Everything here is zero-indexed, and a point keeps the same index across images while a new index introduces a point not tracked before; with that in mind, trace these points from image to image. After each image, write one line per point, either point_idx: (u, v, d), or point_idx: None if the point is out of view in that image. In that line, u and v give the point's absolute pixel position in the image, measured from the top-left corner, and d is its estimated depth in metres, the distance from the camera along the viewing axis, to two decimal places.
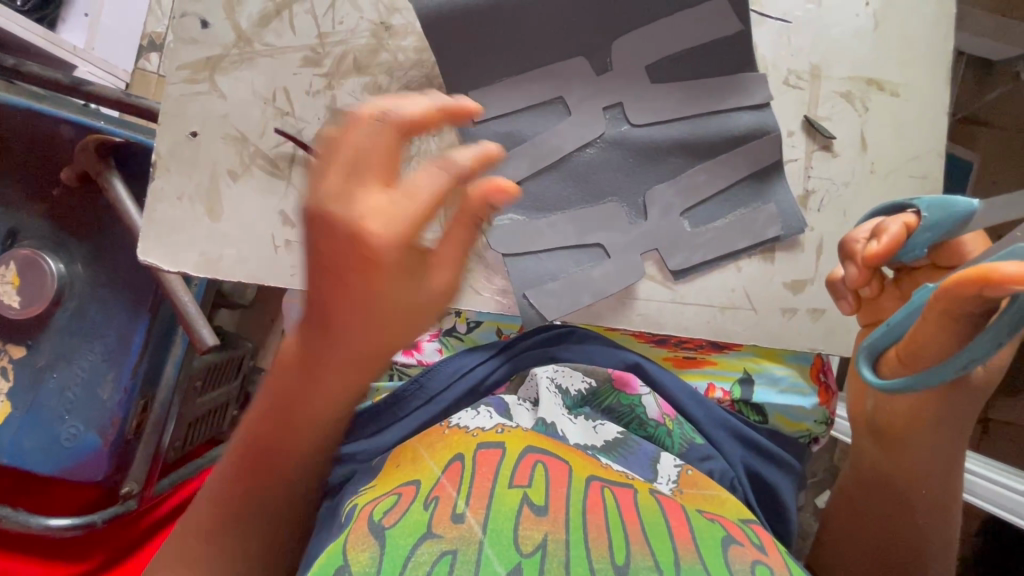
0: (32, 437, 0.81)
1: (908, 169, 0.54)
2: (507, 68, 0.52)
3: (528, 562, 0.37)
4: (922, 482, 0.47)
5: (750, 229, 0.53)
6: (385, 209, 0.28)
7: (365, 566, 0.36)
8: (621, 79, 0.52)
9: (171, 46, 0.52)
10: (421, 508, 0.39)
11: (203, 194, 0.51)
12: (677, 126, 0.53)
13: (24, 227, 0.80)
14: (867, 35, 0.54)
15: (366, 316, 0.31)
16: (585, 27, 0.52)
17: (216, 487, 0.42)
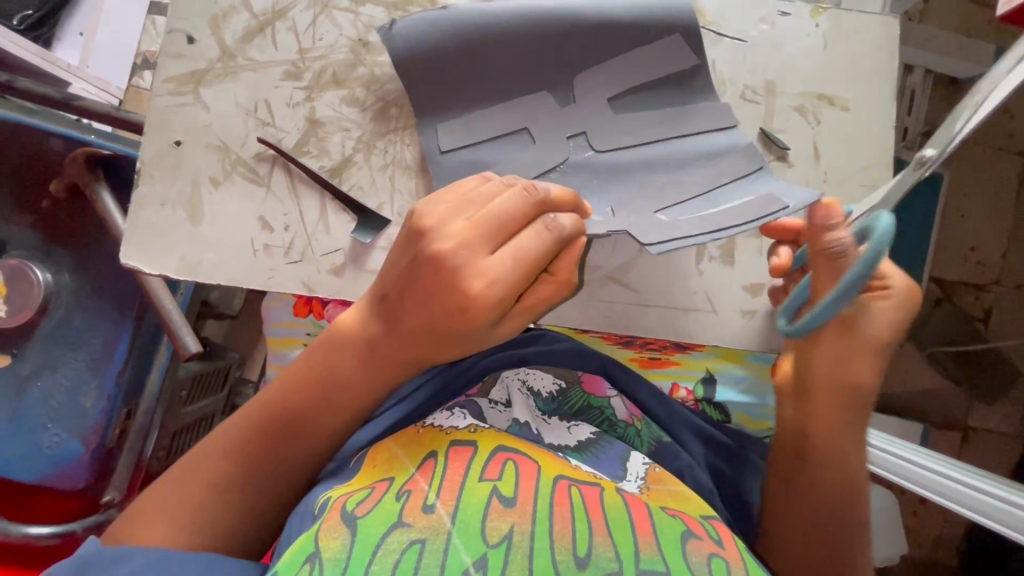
0: (13, 447, 0.81)
1: (858, 179, 0.57)
2: (479, 81, 0.55)
3: (493, 553, 0.37)
4: (838, 437, 0.50)
5: (739, 212, 0.48)
6: (498, 272, 0.40)
7: (336, 552, 0.37)
8: (589, 90, 0.55)
9: (158, 60, 0.55)
10: (393, 499, 0.40)
11: (185, 201, 0.53)
12: (641, 147, 0.54)
13: (12, 237, 0.82)
14: (817, 54, 0.58)
15: (441, 337, 0.43)
16: (555, 43, 0.54)
17: (220, 465, 0.48)
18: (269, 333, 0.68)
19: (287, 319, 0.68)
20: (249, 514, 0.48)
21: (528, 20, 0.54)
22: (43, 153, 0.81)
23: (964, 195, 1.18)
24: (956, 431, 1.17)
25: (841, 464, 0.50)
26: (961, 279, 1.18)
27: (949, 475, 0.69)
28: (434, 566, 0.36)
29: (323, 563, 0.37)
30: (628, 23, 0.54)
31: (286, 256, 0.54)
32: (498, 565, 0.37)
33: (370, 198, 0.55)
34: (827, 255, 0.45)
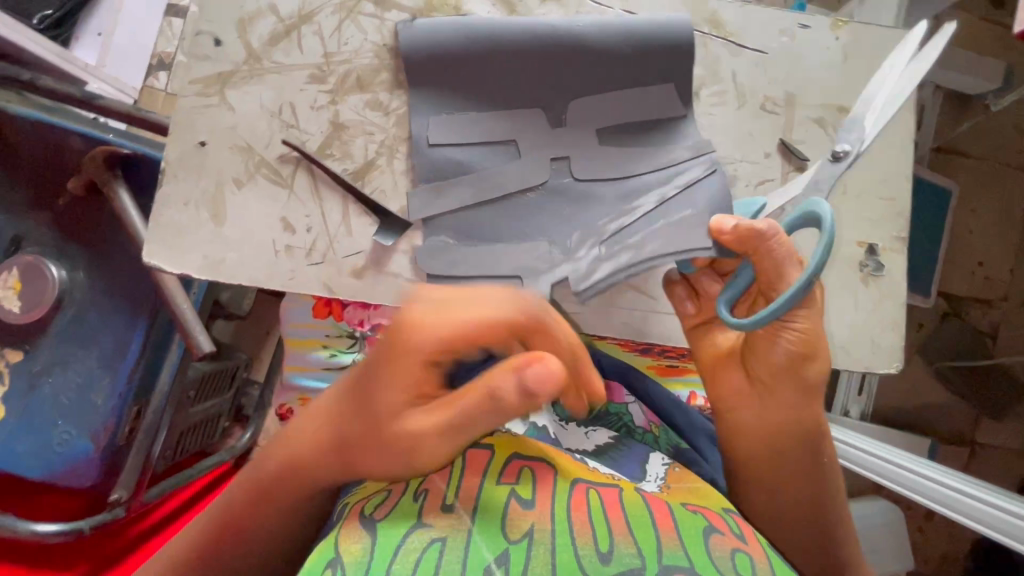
0: (23, 442, 0.81)
1: (877, 191, 0.57)
2: (500, 88, 0.55)
3: (515, 548, 0.37)
4: (794, 422, 0.46)
5: (674, 239, 0.50)
6: (433, 316, 0.31)
7: (358, 556, 0.37)
8: (610, 98, 0.55)
9: (184, 62, 0.55)
10: (412, 501, 0.40)
11: (209, 201, 0.54)
12: (617, 173, 0.54)
13: (29, 233, 0.82)
14: (836, 68, 0.58)
15: (368, 399, 0.34)
16: (576, 53, 0.54)
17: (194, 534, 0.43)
18: (290, 334, 0.71)
19: (306, 321, 0.71)
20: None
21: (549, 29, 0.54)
22: (62, 151, 0.82)
23: (973, 211, 1.18)
24: (963, 447, 1.16)
25: (808, 443, 0.47)
26: (970, 294, 1.18)
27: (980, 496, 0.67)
28: (456, 563, 0.36)
29: (343, 568, 0.37)
30: (653, 33, 0.54)
31: (309, 257, 0.54)
32: (520, 560, 0.36)
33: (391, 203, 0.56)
34: (764, 236, 0.43)
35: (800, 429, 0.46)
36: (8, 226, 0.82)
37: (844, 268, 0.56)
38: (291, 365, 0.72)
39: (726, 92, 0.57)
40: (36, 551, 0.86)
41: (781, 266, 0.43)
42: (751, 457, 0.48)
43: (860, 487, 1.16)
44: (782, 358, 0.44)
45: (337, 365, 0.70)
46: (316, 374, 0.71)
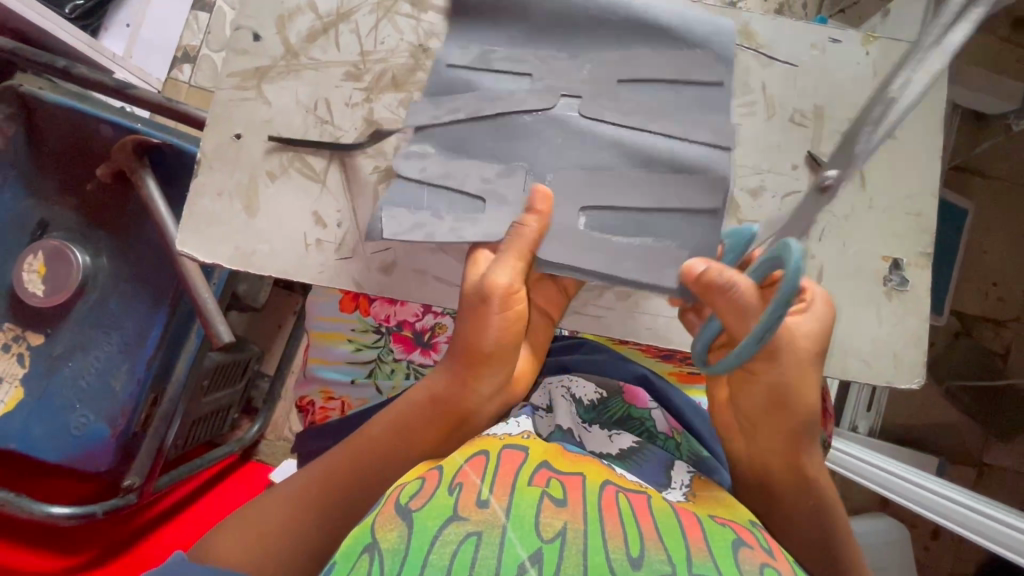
0: (41, 424, 0.82)
1: (903, 206, 0.57)
2: (533, 81, 0.54)
3: (548, 548, 0.38)
4: (792, 454, 0.48)
5: (653, 262, 0.50)
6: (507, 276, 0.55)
7: (394, 544, 0.38)
8: (643, 98, 0.54)
9: (224, 56, 0.56)
10: (446, 492, 0.41)
11: (242, 192, 0.55)
12: (636, 133, 0.53)
13: (55, 218, 0.84)
14: (866, 82, 0.58)
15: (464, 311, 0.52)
16: (636, 33, 0.55)
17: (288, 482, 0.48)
18: (315, 327, 0.74)
19: (332, 314, 0.74)
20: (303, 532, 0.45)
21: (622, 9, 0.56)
22: (92, 138, 0.83)
23: (988, 231, 1.18)
24: (971, 468, 1.15)
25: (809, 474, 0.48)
26: (982, 314, 1.17)
27: (1001, 520, 0.66)
28: (491, 558, 0.37)
29: (381, 554, 0.38)
30: (687, 42, 0.54)
31: (338, 251, 0.55)
32: (554, 559, 0.37)
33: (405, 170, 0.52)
34: (720, 295, 0.44)
35: (786, 473, 0.48)
36: (35, 210, 0.84)
37: (867, 282, 0.56)
38: (315, 356, 0.73)
39: (755, 103, 0.58)
40: (49, 532, 0.87)
41: (741, 317, 0.44)
42: (755, 488, 0.50)
43: (865, 503, 1.16)
44: (762, 403, 0.47)
45: (363, 359, 0.72)
46: (339, 368, 0.72)
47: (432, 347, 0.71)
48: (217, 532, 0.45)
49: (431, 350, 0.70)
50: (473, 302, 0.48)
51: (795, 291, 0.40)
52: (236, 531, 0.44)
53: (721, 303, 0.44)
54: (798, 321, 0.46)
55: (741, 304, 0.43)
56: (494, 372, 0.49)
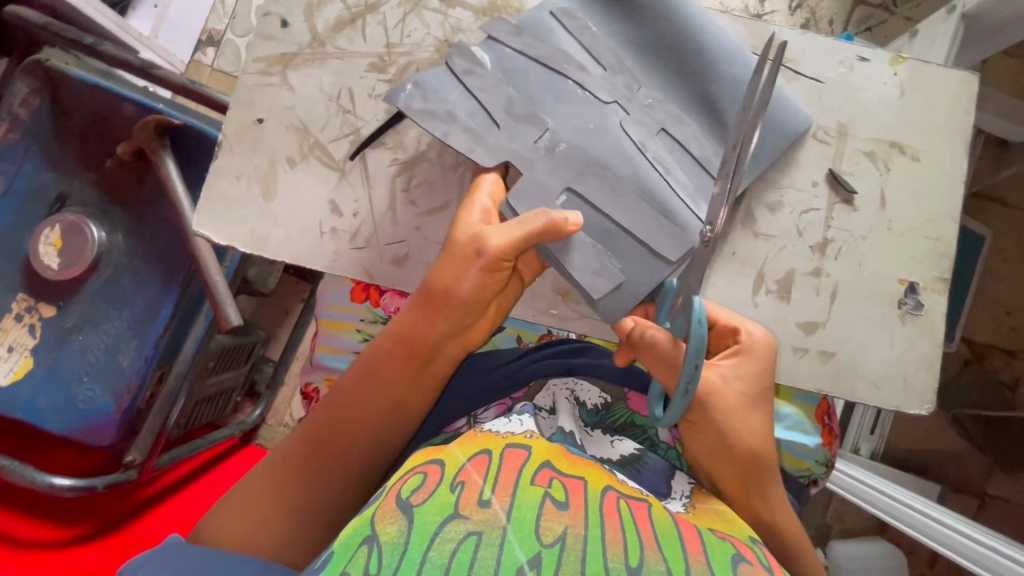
0: (48, 394, 0.83)
1: (923, 230, 0.56)
2: (605, 73, 0.55)
3: (548, 552, 0.38)
4: (745, 484, 0.51)
5: (603, 269, 0.51)
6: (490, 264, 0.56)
7: (394, 537, 0.39)
8: (644, 99, 0.55)
9: (251, 40, 0.57)
10: (448, 490, 0.41)
11: (261, 176, 0.55)
12: (657, 176, 0.53)
13: (74, 192, 0.85)
14: (892, 103, 0.57)
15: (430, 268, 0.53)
16: (689, 79, 0.56)
17: (276, 459, 0.51)
18: (323, 315, 0.74)
19: (342, 303, 0.74)
20: (309, 503, 0.50)
21: (731, 79, 0.55)
22: (115, 115, 0.84)
23: (1005, 259, 1.16)
24: (972, 496, 1.13)
25: (764, 500, 0.51)
26: (994, 343, 1.16)
27: (1000, 550, 0.65)
28: (490, 559, 0.37)
29: (380, 547, 0.38)
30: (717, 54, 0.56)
31: (351, 241, 0.55)
32: (553, 564, 0.37)
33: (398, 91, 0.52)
34: (649, 351, 0.47)
35: (745, 499, 0.51)
36: (54, 182, 0.85)
37: (881, 303, 0.56)
38: (323, 345, 0.74)
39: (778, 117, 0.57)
40: (49, 501, 0.88)
41: (667, 368, 0.47)
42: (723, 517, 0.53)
43: (862, 526, 1.14)
44: (713, 444, 0.50)
45: None
46: (347, 358, 0.72)
47: None
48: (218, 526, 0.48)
49: None
50: (452, 257, 0.49)
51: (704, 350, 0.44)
52: (235, 513, 0.48)
53: (647, 360, 0.48)
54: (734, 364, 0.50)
55: (663, 355, 0.47)
56: (460, 322, 0.51)
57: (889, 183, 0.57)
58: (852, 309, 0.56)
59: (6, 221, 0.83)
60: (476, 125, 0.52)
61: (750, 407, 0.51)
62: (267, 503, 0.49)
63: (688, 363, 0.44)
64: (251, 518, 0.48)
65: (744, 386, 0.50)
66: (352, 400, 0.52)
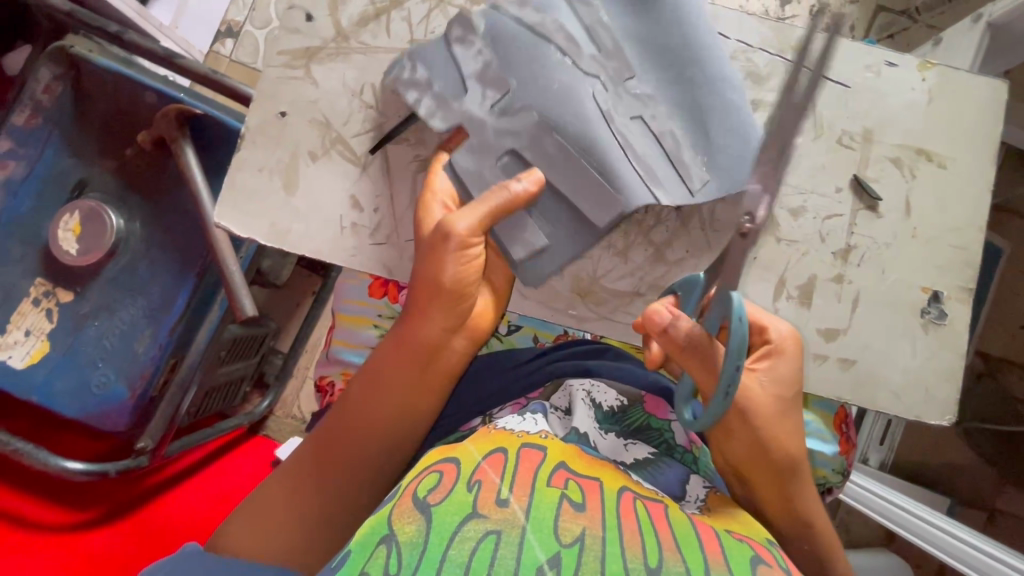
0: (64, 379, 0.84)
1: (948, 239, 0.56)
2: (599, 53, 0.54)
3: (567, 552, 0.38)
4: (773, 484, 0.51)
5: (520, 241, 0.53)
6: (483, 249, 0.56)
7: (413, 537, 0.39)
8: (634, 88, 0.54)
9: (276, 33, 0.57)
10: (465, 490, 0.41)
11: (282, 168, 0.55)
12: (617, 151, 0.52)
13: (93, 179, 0.86)
14: (920, 110, 0.56)
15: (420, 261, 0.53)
16: (685, 68, 0.54)
17: (286, 469, 0.51)
18: (342, 309, 0.74)
19: (359, 298, 0.74)
20: (322, 507, 0.49)
21: (725, 100, 0.53)
22: (136, 105, 0.84)
23: None
24: (980, 511, 1.11)
25: (793, 499, 0.52)
26: (1007, 357, 1.13)
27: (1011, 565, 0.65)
28: (510, 558, 0.37)
29: (400, 547, 0.39)
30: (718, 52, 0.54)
31: (372, 236, 0.55)
32: (572, 564, 0.38)
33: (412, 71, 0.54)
34: (687, 352, 0.45)
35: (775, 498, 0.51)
36: (73, 170, 0.86)
37: (903, 311, 0.55)
38: (339, 339, 0.74)
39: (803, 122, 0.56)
40: (62, 487, 0.88)
41: (707, 372, 0.45)
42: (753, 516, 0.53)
43: (868, 536, 1.13)
44: (740, 446, 0.50)
45: None
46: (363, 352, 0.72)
47: None
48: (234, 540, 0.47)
49: None
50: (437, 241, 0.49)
51: (745, 350, 0.42)
52: (249, 525, 0.48)
53: (686, 362, 0.46)
54: (767, 368, 0.50)
55: (703, 357, 0.45)
56: (458, 312, 0.51)
57: (914, 191, 0.56)
58: (873, 317, 0.55)
59: (26, 207, 0.84)
60: (448, 96, 0.53)
61: (776, 413, 0.50)
62: (282, 512, 0.48)
63: (729, 363, 0.42)
64: (265, 529, 0.48)
65: (767, 391, 0.50)
66: (356, 400, 0.51)
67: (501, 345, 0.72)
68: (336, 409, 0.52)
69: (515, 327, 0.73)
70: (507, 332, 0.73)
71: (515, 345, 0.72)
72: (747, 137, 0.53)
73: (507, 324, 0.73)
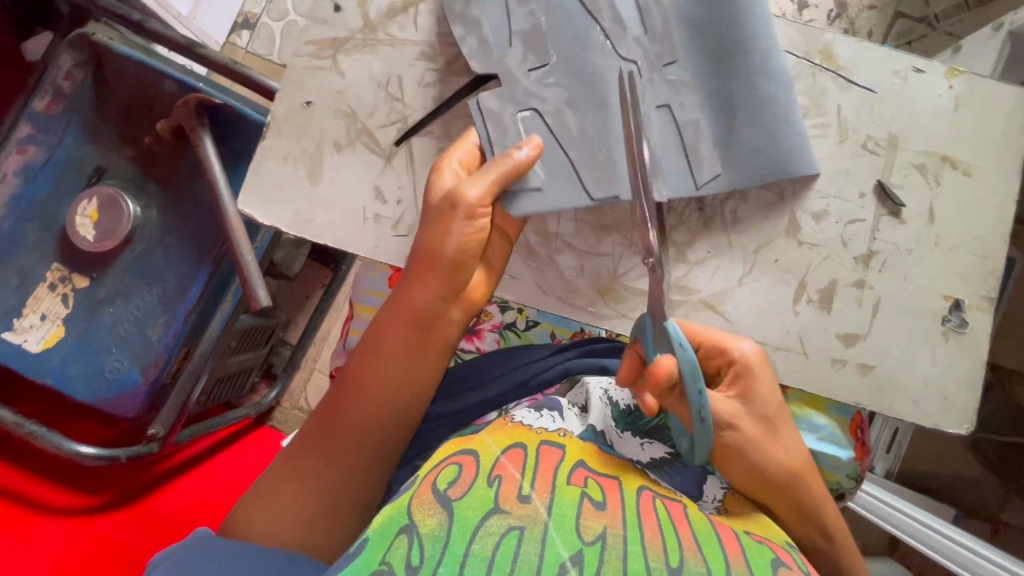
0: (78, 363, 0.84)
1: (971, 247, 0.55)
2: (644, 35, 0.54)
3: (590, 550, 0.38)
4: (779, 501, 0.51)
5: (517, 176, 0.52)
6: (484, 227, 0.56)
7: (434, 530, 0.38)
8: (669, 75, 0.54)
9: (305, 23, 0.57)
10: (486, 486, 0.41)
11: (307, 158, 0.56)
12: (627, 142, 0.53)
13: (111, 166, 0.86)
14: (946, 117, 0.56)
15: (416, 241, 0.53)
16: (726, 61, 0.53)
17: (291, 450, 0.53)
18: (360, 300, 0.76)
19: (379, 289, 0.75)
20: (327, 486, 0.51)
21: (762, 95, 0.53)
22: (155, 92, 0.84)
23: None
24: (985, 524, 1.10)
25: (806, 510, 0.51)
26: (1018, 369, 1.10)
27: None
28: (533, 555, 0.37)
29: (420, 538, 0.38)
30: (765, 46, 0.53)
31: (394, 227, 0.56)
32: (595, 562, 0.37)
33: (457, 24, 0.54)
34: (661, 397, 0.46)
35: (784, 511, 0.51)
36: (91, 157, 0.86)
37: (924, 319, 0.55)
38: (357, 329, 0.74)
39: (828, 126, 0.56)
40: (76, 471, 0.90)
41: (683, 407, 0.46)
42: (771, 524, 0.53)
43: (871, 544, 1.13)
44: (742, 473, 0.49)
45: None
46: None
47: (477, 333, 0.74)
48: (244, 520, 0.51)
49: (475, 337, 0.73)
50: (435, 221, 0.50)
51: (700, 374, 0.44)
52: (259, 505, 0.51)
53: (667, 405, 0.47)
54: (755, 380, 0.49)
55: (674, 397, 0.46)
56: (452, 283, 0.51)
57: (938, 197, 0.56)
58: (893, 323, 0.55)
59: (44, 191, 0.84)
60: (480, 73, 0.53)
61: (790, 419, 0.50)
62: (289, 492, 0.51)
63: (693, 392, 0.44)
64: (273, 507, 0.51)
65: (762, 408, 0.50)
66: (354, 379, 0.53)
67: (519, 340, 0.73)
68: (334, 389, 0.54)
69: (533, 323, 0.73)
70: (524, 327, 0.73)
71: (533, 341, 0.72)
72: (770, 136, 0.53)
73: (524, 319, 0.73)
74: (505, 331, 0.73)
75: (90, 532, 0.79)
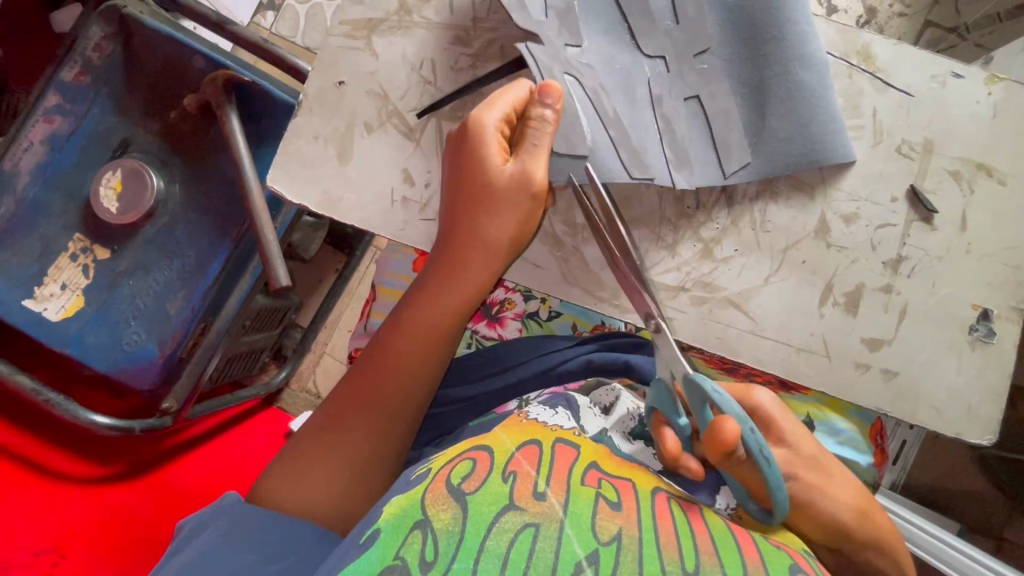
0: (97, 333, 0.85)
1: (1002, 256, 0.55)
2: (675, 25, 0.54)
3: (605, 550, 0.37)
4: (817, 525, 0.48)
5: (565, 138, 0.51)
6: None
7: (449, 524, 0.39)
8: (700, 66, 0.54)
9: (341, 4, 0.57)
10: (501, 481, 0.42)
11: (337, 139, 0.56)
12: (655, 132, 0.53)
13: (136, 139, 0.87)
14: (983, 124, 0.55)
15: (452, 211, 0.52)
16: (757, 50, 0.53)
17: (320, 423, 0.54)
18: (383, 282, 0.77)
19: (403, 273, 0.77)
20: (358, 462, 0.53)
21: (796, 82, 0.53)
22: (183, 68, 0.85)
23: None
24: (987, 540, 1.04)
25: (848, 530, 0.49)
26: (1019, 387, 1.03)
27: None
28: (549, 552, 0.37)
29: (434, 534, 0.39)
30: (794, 31, 0.53)
31: (422, 211, 0.56)
32: (610, 562, 0.37)
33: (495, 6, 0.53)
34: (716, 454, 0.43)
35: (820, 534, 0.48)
36: (117, 129, 0.86)
37: (950, 326, 0.54)
38: (378, 311, 0.75)
39: (863, 127, 0.56)
40: (89, 441, 0.90)
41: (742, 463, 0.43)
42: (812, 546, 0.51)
43: None
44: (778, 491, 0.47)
45: None
46: None
47: (500, 322, 0.75)
48: (276, 494, 0.52)
49: (498, 325, 0.74)
50: (481, 199, 0.49)
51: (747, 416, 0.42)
52: (290, 476, 0.52)
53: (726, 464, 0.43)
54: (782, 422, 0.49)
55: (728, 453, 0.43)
56: (496, 266, 0.52)
57: (972, 205, 0.55)
58: (919, 329, 0.54)
59: (70, 160, 0.85)
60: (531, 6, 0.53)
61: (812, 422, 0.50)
62: (321, 465, 0.52)
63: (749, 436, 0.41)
64: (306, 482, 0.52)
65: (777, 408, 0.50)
66: (392, 356, 0.53)
67: (541, 330, 0.73)
68: (367, 365, 0.54)
69: (555, 314, 0.73)
70: (547, 318, 0.74)
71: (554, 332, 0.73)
72: (804, 125, 0.53)
73: (548, 310, 0.74)
74: (528, 320, 0.74)
75: (102, 504, 0.80)
